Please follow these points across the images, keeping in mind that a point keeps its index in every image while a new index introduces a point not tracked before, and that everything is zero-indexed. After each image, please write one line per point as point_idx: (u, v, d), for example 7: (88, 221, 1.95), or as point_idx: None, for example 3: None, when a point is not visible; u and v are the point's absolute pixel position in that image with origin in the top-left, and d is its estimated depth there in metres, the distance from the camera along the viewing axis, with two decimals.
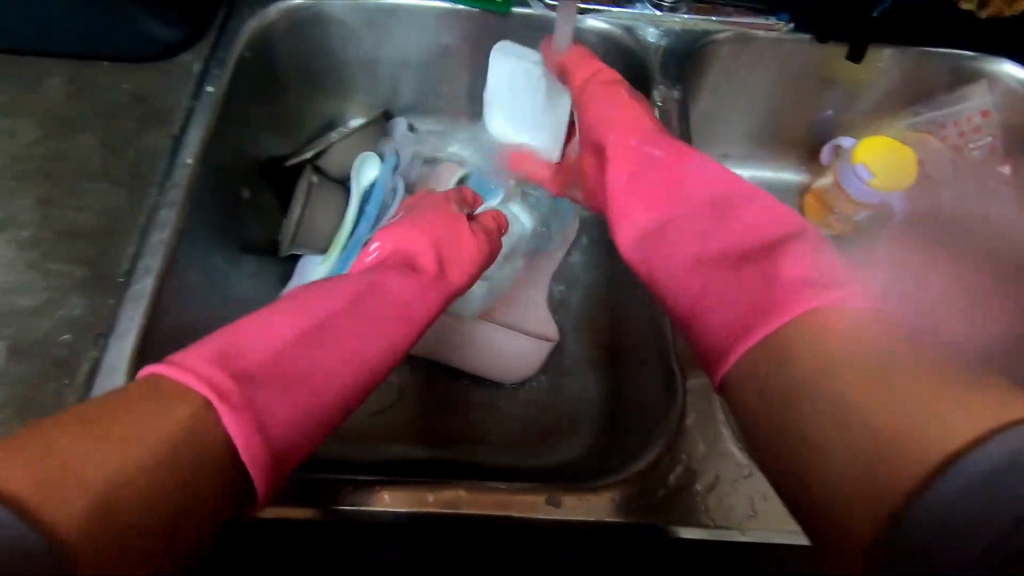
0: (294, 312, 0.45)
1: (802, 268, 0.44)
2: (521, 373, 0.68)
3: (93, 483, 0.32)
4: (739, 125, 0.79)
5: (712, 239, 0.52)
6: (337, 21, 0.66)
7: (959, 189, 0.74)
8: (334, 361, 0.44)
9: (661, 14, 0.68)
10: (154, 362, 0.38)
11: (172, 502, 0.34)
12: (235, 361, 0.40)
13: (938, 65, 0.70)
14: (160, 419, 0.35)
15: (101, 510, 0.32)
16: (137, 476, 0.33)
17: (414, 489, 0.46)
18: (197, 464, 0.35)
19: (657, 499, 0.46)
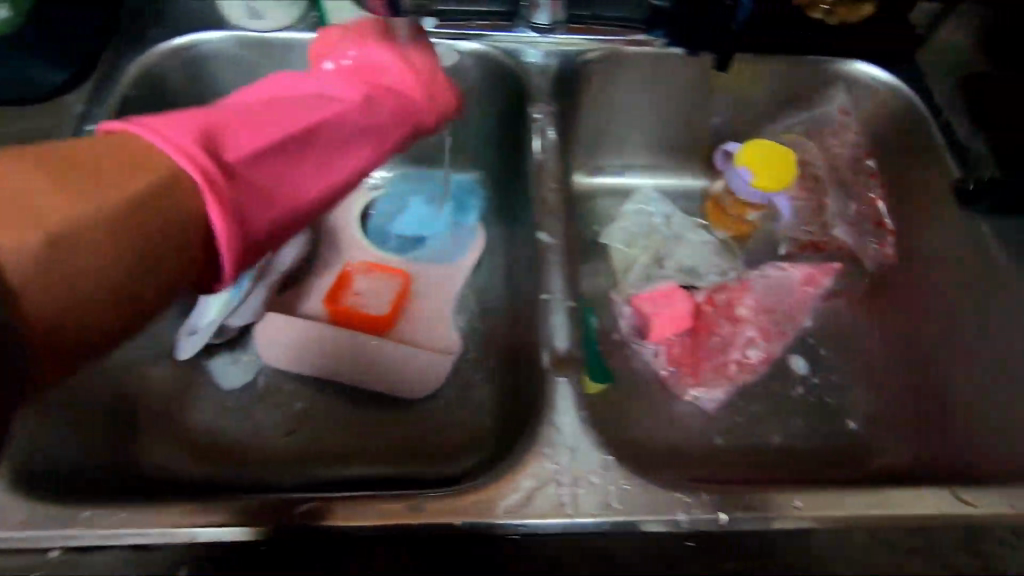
0: (243, 122, 0.50)
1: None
2: (422, 389, 0.69)
3: (46, 214, 0.36)
4: (633, 135, 0.83)
5: None
6: (225, 57, 0.68)
7: (838, 186, 0.77)
8: (297, 178, 0.52)
9: (538, 36, 0.72)
10: (117, 122, 0.44)
11: (98, 237, 0.37)
12: (205, 125, 0.47)
13: (802, 71, 0.74)
14: (129, 171, 0.40)
15: (48, 248, 0.35)
16: (29, 222, 0.35)
17: (393, 502, 0.45)
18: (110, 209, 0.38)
19: (520, 498, 0.46)
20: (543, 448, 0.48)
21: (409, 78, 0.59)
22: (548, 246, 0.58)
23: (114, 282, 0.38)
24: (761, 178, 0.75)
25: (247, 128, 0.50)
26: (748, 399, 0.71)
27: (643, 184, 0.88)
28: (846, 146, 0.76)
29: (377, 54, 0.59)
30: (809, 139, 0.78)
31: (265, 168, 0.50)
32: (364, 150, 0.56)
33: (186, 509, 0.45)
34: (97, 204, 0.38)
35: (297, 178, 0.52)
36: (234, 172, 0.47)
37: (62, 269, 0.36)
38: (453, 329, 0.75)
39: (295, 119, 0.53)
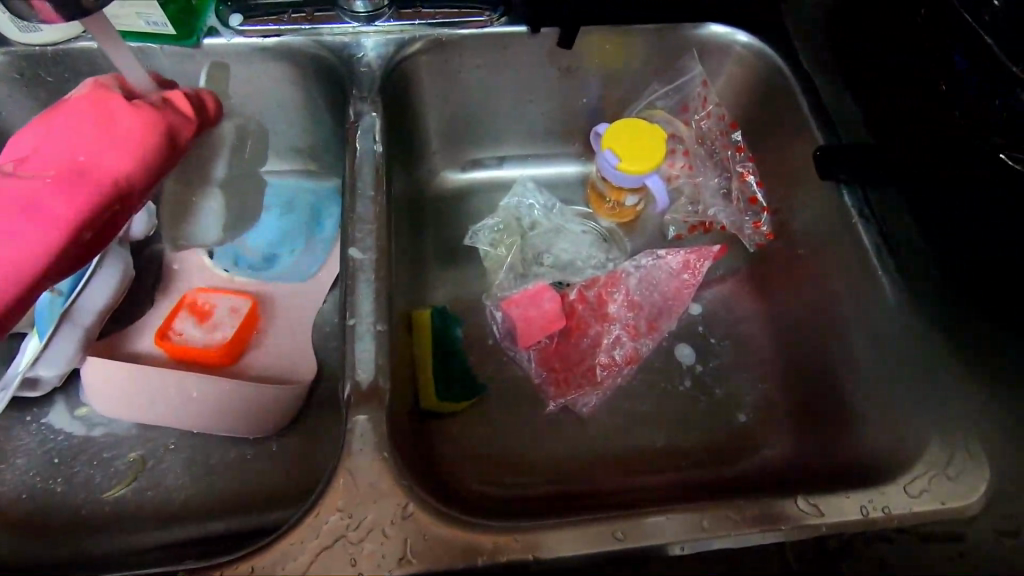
0: None
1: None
2: (267, 424, 0.64)
3: None
4: (497, 125, 0.76)
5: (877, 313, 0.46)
6: (11, 79, 0.61)
7: (714, 161, 0.72)
8: None
9: (357, 25, 0.64)
10: None
11: None
12: None
13: (659, 41, 0.67)
14: None
15: None
16: None
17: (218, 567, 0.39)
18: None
19: (302, 560, 0.40)
20: (335, 499, 0.42)
21: (123, 130, 0.53)
22: (359, 262, 0.52)
23: None
24: (626, 162, 0.69)
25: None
26: (628, 400, 0.66)
27: (520, 176, 0.81)
28: (708, 114, 0.71)
29: (80, 99, 0.53)
30: (671, 115, 0.73)
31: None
32: (45, 234, 0.49)
33: None
34: None
35: None
36: None
37: None
38: (310, 351, 0.68)
39: None
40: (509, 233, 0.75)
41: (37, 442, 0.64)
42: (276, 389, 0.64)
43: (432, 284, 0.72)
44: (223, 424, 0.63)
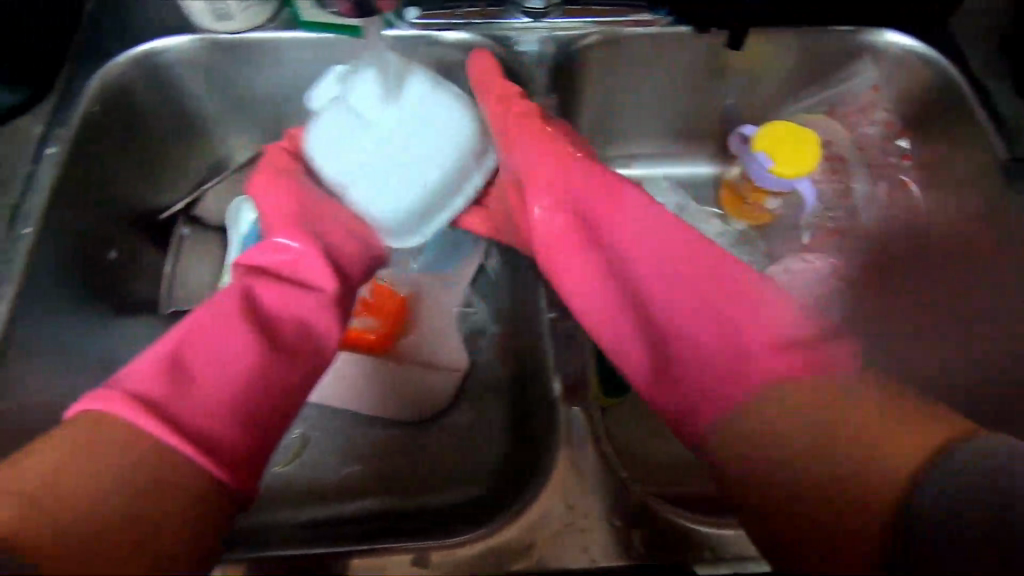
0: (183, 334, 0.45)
1: (681, 311, 0.51)
2: (425, 409, 0.66)
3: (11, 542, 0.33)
4: (640, 123, 0.77)
5: (693, 305, 0.51)
6: (193, 64, 0.63)
7: (866, 165, 0.71)
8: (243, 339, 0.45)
9: (530, 22, 0.65)
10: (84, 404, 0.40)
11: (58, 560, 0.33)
12: (164, 357, 0.43)
13: (822, 44, 0.67)
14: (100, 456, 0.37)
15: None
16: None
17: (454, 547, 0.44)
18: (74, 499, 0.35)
19: (533, 542, 0.44)
20: None
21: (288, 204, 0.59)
22: None
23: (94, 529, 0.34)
24: (780, 165, 0.69)
25: (207, 359, 0.44)
26: None
27: (655, 172, 0.82)
28: (875, 121, 0.71)
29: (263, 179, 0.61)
30: (834, 118, 0.72)
31: (212, 394, 0.42)
32: (313, 271, 0.53)
33: None
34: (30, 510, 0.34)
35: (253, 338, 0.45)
36: (198, 386, 0.42)
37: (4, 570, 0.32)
38: (461, 340, 0.70)
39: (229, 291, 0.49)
40: None
41: None
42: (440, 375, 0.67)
43: None
44: (384, 407, 0.65)
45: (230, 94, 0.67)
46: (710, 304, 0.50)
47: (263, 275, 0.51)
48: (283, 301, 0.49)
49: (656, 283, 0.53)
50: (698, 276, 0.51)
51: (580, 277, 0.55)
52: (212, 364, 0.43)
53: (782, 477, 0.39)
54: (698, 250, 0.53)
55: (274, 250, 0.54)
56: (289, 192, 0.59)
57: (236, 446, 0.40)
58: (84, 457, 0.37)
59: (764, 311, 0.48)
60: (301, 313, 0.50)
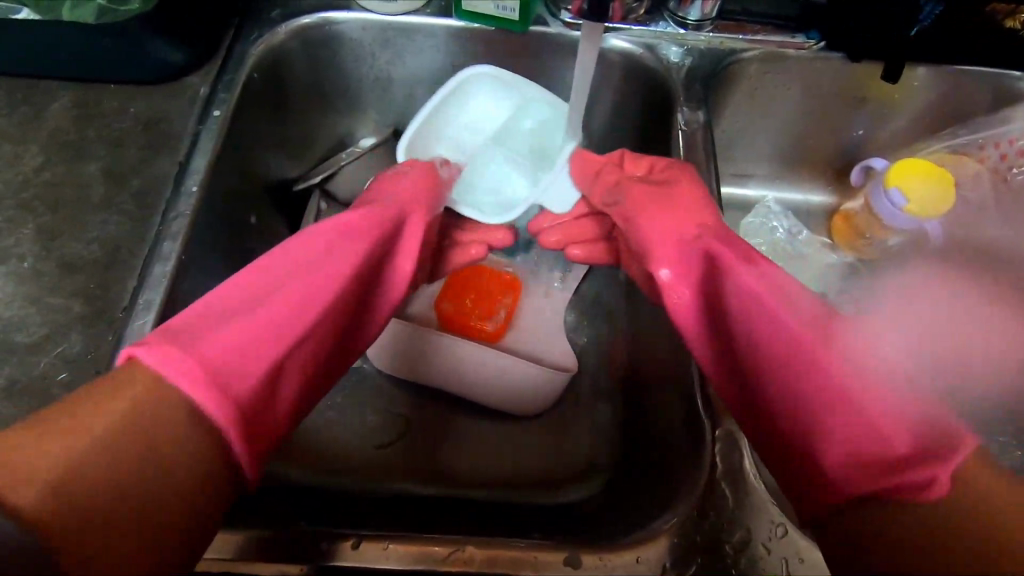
0: (238, 293, 0.44)
1: (851, 360, 0.42)
2: (532, 402, 0.64)
3: (52, 466, 0.31)
4: (765, 145, 0.76)
5: (799, 298, 0.46)
6: (349, 40, 0.64)
7: (999, 212, 0.70)
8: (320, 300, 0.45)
9: (685, 33, 0.65)
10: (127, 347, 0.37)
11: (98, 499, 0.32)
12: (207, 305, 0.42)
13: (973, 85, 0.66)
14: (115, 395, 0.34)
15: (57, 497, 0.30)
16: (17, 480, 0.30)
17: (606, 552, 0.42)
18: (171, 441, 0.34)
19: (686, 558, 0.42)
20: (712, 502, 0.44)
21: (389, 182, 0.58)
22: None
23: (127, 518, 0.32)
24: (915, 204, 0.67)
25: (244, 327, 0.41)
26: None
27: (766, 197, 0.81)
28: (1022, 169, 0.68)
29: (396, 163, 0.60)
30: (978, 161, 0.69)
31: (243, 344, 0.40)
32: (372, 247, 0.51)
33: (414, 547, 0.42)
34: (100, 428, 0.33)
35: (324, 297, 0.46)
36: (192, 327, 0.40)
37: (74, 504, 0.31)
38: (565, 338, 0.69)
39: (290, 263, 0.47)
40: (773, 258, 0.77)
41: None
42: (550, 374, 0.63)
43: None
44: (487, 396, 0.64)
45: (373, 72, 0.68)
46: (844, 355, 0.42)
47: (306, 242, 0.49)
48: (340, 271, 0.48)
49: (808, 385, 0.41)
50: (819, 306, 0.46)
51: (683, 272, 0.51)
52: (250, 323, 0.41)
53: (943, 491, 0.34)
54: (800, 285, 0.47)
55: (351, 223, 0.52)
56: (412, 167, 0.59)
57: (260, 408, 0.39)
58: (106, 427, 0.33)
59: (858, 350, 0.42)
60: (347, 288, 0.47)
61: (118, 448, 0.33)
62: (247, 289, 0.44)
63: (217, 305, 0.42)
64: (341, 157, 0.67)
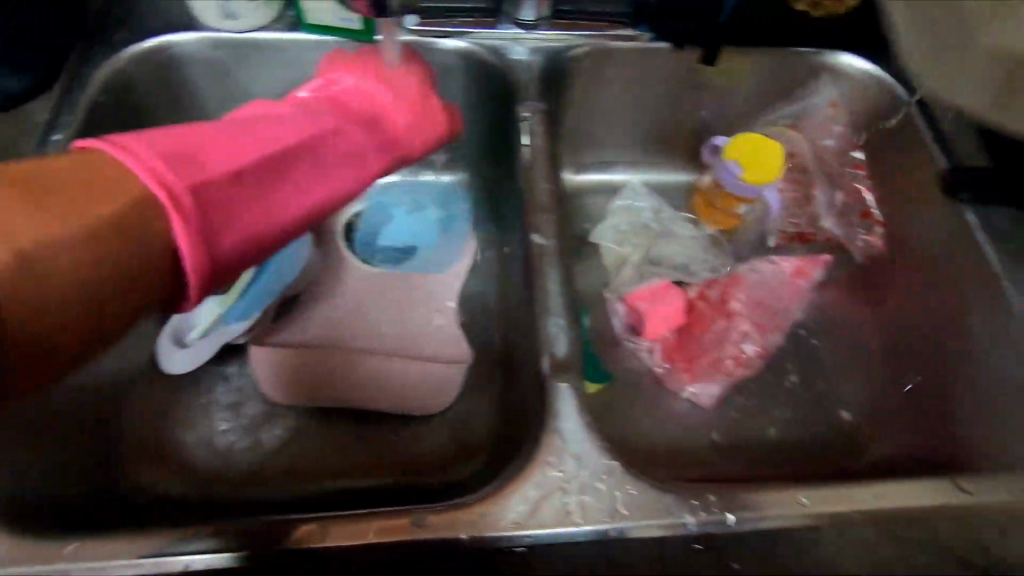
0: (227, 142, 0.45)
1: None
2: (432, 405, 0.66)
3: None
4: (619, 131, 0.82)
5: None
6: (197, 57, 0.65)
7: (826, 177, 0.76)
8: (296, 201, 0.46)
9: (523, 32, 0.70)
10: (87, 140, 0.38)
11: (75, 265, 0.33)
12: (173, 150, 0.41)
13: (786, 65, 0.73)
14: (90, 184, 0.35)
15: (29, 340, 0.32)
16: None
17: (449, 514, 0.44)
18: (148, 269, 0.36)
19: (522, 507, 0.45)
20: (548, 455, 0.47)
21: (369, 101, 0.60)
22: (543, 248, 0.57)
23: (54, 310, 0.32)
24: (750, 171, 0.75)
25: (238, 195, 0.43)
26: (743, 395, 0.71)
27: (632, 180, 0.87)
28: (832, 135, 0.75)
29: (361, 91, 0.60)
30: (800, 133, 0.76)
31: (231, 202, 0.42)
32: (349, 179, 0.51)
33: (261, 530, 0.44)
34: (77, 216, 0.34)
35: (310, 203, 0.47)
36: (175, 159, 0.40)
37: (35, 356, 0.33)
38: (457, 337, 0.71)
39: (270, 139, 0.47)
40: (636, 235, 0.81)
41: (193, 398, 0.67)
42: (442, 374, 0.66)
43: None
44: (378, 403, 0.65)
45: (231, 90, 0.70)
46: None
47: (285, 121, 0.50)
48: (320, 183, 0.49)
49: None
50: None
51: None
52: (204, 154, 0.42)
53: None
54: None
55: (328, 112, 0.55)
56: (376, 82, 0.60)
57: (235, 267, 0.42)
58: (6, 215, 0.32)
59: None
60: (341, 176, 0.51)
61: (92, 255, 0.34)
62: (248, 142, 0.46)
63: (204, 154, 0.42)
64: None
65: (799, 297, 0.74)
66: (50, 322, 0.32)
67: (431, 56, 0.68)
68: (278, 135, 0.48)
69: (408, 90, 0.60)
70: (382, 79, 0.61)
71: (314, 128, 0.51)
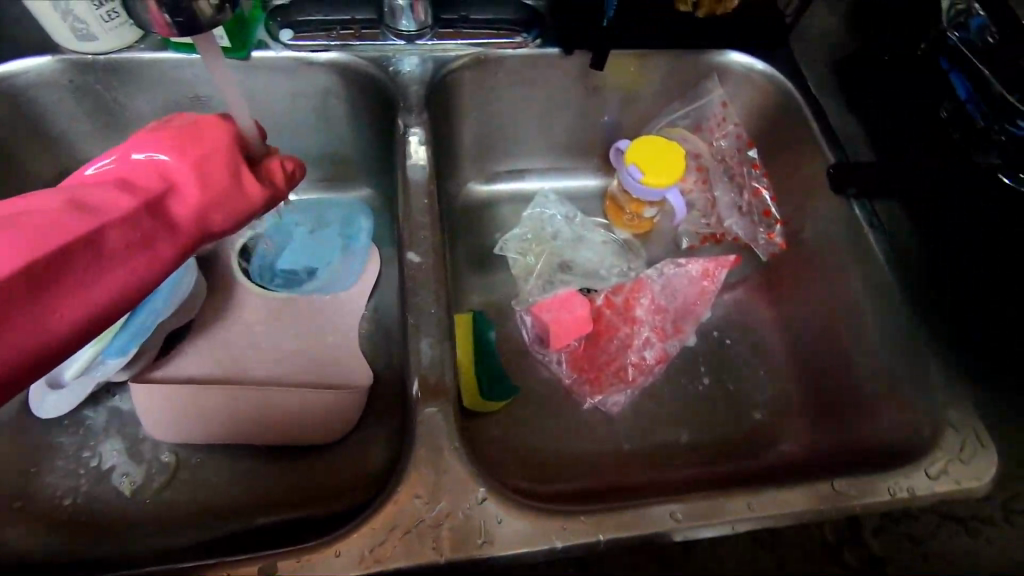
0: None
1: None
2: (330, 434, 0.64)
3: None
4: (523, 139, 0.80)
5: None
6: (56, 82, 0.62)
7: (725, 176, 0.76)
8: (81, 304, 0.40)
9: (404, 44, 0.68)
10: None
11: None
12: None
13: (676, 66, 0.73)
14: None
15: None
16: None
17: (301, 556, 0.42)
18: None
19: (381, 542, 0.43)
20: (413, 485, 0.45)
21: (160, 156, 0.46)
22: (419, 266, 0.55)
23: None
24: (648, 175, 0.73)
25: None
26: (655, 400, 0.70)
27: (543, 187, 0.86)
28: (725, 136, 0.75)
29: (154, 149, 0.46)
30: (693, 132, 0.77)
31: None
32: (141, 264, 0.43)
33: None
34: None
35: (103, 298, 0.41)
36: None
37: None
38: (360, 361, 0.69)
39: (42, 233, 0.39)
40: (537, 242, 0.80)
41: (76, 440, 0.64)
42: (337, 401, 0.63)
43: (466, 291, 0.77)
44: (269, 437, 0.62)
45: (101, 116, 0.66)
46: None
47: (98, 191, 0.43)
48: (111, 277, 0.41)
49: None
50: None
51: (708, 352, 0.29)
52: None
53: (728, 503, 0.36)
54: None
55: (117, 182, 0.44)
56: (171, 145, 0.46)
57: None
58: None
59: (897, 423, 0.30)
60: (139, 265, 0.43)
61: None
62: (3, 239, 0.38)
63: None
64: None
65: (706, 299, 0.73)
66: None
67: (311, 75, 0.67)
68: (40, 240, 0.39)
69: (218, 147, 0.47)
70: (186, 144, 0.46)
71: (129, 198, 0.43)
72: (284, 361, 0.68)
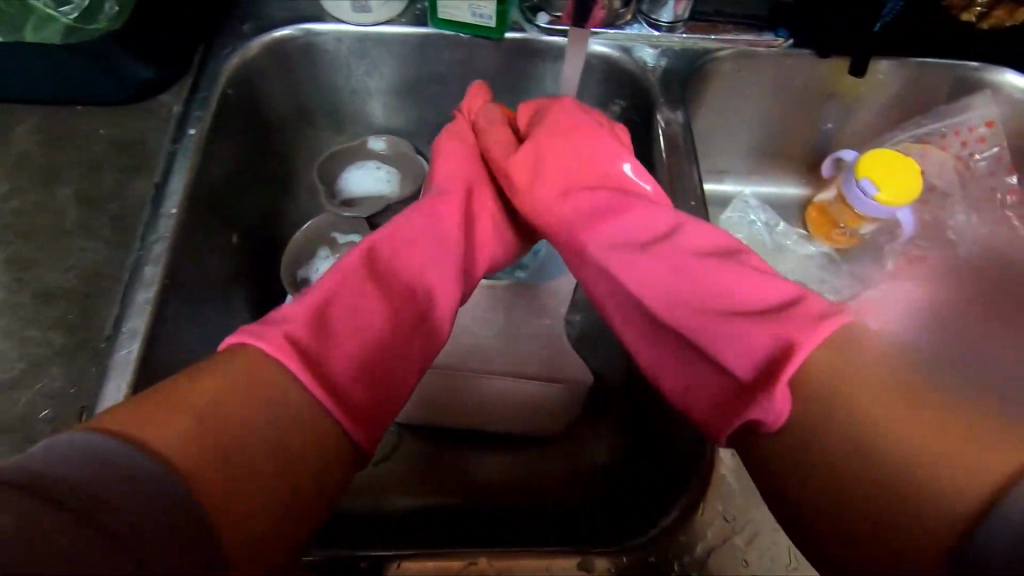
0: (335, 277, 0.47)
1: None
2: (546, 425, 0.63)
3: (212, 447, 0.35)
4: (738, 142, 0.77)
5: None
6: (324, 49, 0.63)
7: (966, 199, 0.72)
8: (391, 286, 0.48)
9: (659, 34, 0.66)
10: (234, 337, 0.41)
11: (246, 453, 0.36)
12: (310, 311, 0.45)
13: (937, 76, 0.68)
14: (228, 374, 0.38)
15: (228, 481, 0.35)
16: (173, 421, 0.35)
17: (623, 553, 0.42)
18: (296, 431, 0.38)
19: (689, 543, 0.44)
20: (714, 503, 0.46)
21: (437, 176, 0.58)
22: None
23: (260, 492, 0.36)
24: (887, 193, 0.68)
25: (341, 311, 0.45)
26: None
27: (743, 192, 0.82)
28: (984, 155, 0.71)
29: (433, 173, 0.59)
30: (940, 149, 0.72)
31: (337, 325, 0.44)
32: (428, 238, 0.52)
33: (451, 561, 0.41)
34: (226, 396, 0.37)
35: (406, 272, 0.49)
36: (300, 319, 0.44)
37: (241, 526, 0.35)
38: (568, 347, 0.65)
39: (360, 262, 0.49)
40: (753, 251, 0.77)
41: None
42: (542, 391, 0.61)
43: None
44: (484, 420, 0.63)
45: (351, 83, 0.67)
46: None
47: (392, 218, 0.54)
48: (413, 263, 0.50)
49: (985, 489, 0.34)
50: None
51: None
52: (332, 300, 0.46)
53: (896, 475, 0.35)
54: None
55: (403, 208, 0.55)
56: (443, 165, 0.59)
57: (364, 380, 0.43)
58: (270, 375, 0.39)
59: None
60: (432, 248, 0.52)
61: (261, 423, 0.37)
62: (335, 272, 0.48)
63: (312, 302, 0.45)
64: (374, 182, 0.70)
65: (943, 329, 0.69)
66: (251, 506, 0.35)
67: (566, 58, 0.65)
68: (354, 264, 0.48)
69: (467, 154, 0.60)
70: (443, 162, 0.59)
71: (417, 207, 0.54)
72: (512, 348, 0.64)
